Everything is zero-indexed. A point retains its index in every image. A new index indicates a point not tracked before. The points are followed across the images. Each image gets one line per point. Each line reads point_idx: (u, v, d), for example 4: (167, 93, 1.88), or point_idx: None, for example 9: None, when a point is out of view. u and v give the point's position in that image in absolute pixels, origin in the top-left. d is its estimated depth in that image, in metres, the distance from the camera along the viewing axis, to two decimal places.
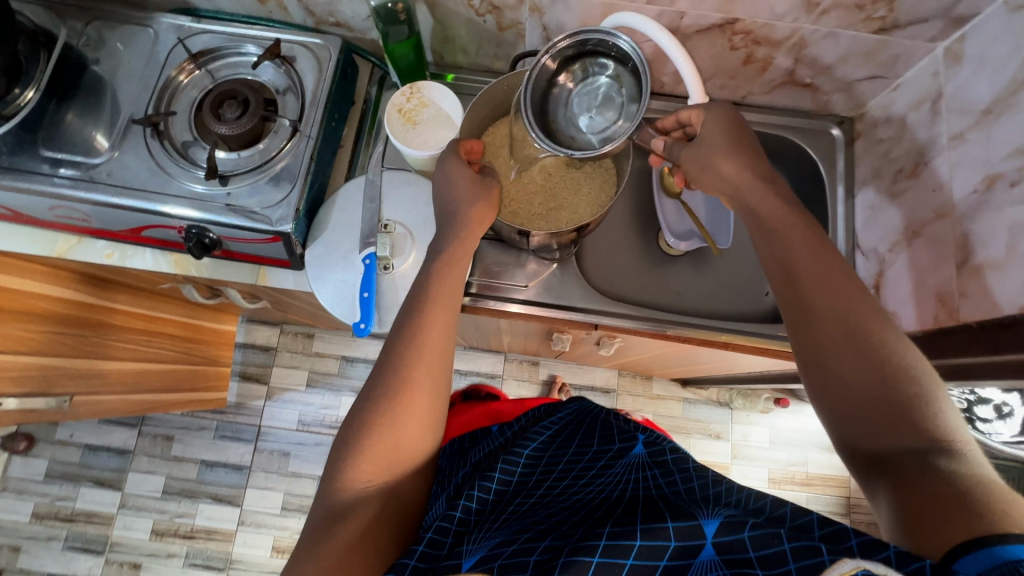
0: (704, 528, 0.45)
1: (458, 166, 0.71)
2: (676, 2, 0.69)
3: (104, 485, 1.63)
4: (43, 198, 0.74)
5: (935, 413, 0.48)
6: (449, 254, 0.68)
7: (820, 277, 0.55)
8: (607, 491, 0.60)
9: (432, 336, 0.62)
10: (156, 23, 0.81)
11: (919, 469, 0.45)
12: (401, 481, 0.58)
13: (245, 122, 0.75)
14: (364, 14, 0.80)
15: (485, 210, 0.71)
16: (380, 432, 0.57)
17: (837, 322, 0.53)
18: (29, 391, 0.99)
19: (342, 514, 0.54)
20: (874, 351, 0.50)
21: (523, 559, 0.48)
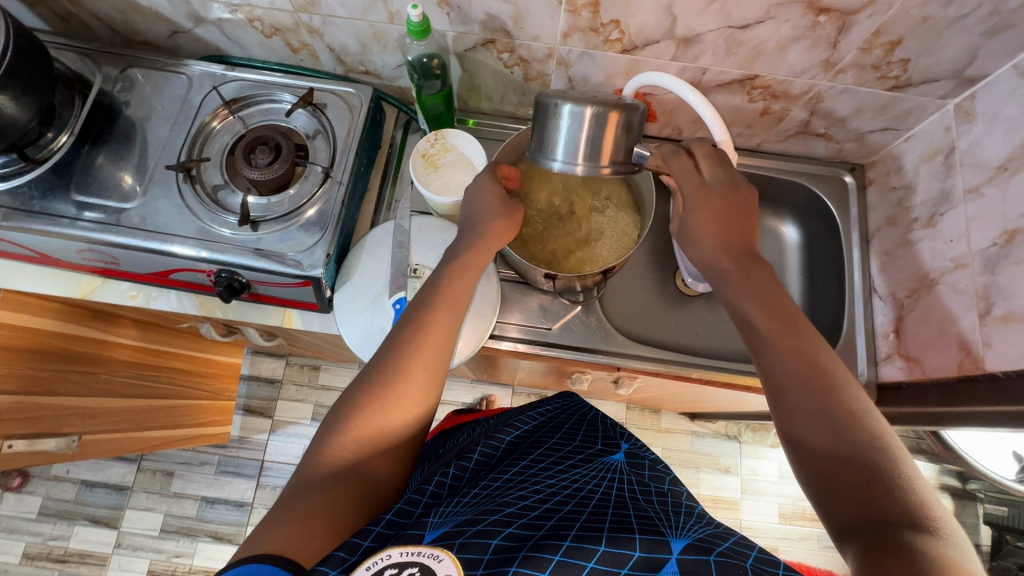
0: (671, 545, 0.49)
1: (490, 183, 0.72)
2: (699, 60, 0.72)
3: (100, 523, 1.58)
4: (71, 242, 0.74)
5: (903, 482, 0.46)
6: (462, 262, 0.69)
7: (783, 332, 0.56)
8: (579, 486, 0.62)
9: (430, 341, 0.63)
10: (189, 69, 0.83)
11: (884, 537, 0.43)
12: (378, 466, 0.58)
13: (277, 168, 0.76)
14: (394, 63, 0.82)
15: (507, 226, 0.72)
16: (366, 413, 0.58)
17: (802, 385, 0.53)
18: (39, 432, 0.97)
19: (313, 482, 0.54)
20: (838, 417, 0.50)
21: (485, 541, 0.49)
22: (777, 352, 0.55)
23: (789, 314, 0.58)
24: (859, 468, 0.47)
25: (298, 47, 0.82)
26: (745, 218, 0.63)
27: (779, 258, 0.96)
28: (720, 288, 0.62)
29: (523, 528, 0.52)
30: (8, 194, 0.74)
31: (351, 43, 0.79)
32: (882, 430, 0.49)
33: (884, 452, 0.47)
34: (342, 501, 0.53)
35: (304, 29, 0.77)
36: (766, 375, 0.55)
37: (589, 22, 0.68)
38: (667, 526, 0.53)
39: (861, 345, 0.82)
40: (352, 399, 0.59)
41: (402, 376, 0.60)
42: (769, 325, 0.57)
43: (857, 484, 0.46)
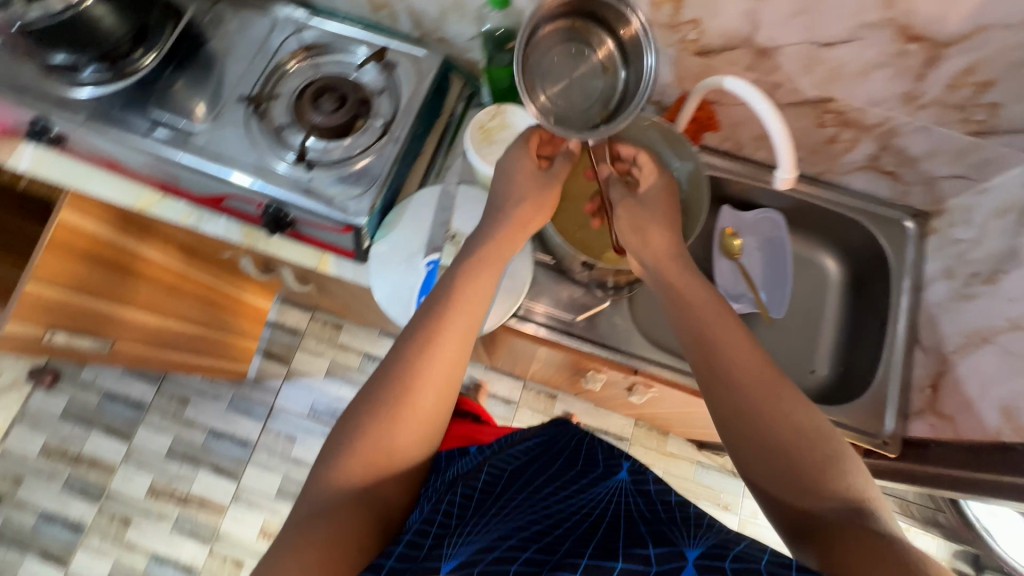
0: (685, 553, 0.44)
1: (522, 157, 0.73)
2: (775, 74, 0.70)
3: (114, 434, 1.66)
4: (141, 153, 0.78)
5: (844, 472, 0.49)
6: (479, 258, 0.69)
7: (724, 338, 0.59)
8: (597, 506, 0.57)
9: (439, 352, 0.63)
10: (277, 13, 0.87)
11: (839, 531, 0.44)
12: (388, 490, 0.59)
13: (339, 116, 0.78)
14: (469, 35, 0.84)
15: (529, 211, 0.73)
16: (369, 433, 0.59)
17: (752, 389, 0.55)
18: (78, 328, 1.03)
19: (319, 509, 0.55)
20: (780, 417, 0.53)
21: (506, 565, 0.46)
22: (725, 356, 0.58)
23: (727, 317, 0.61)
24: (806, 462, 0.50)
25: (380, 6, 0.84)
26: (672, 220, 0.70)
27: (819, 294, 0.93)
28: (672, 300, 0.65)
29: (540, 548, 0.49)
30: (93, 100, 0.79)
31: (430, 9, 0.81)
32: (822, 426, 0.53)
33: (831, 448, 0.51)
34: (356, 521, 0.55)
35: None
36: (712, 380, 0.57)
37: (668, 18, 0.68)
38: (680, 537, 0.47)
39: (893, 396, 0.78)
40: (357, 422, 0.60)
41: (409, 396, 0.60)
42: (720, 332, 0.60)
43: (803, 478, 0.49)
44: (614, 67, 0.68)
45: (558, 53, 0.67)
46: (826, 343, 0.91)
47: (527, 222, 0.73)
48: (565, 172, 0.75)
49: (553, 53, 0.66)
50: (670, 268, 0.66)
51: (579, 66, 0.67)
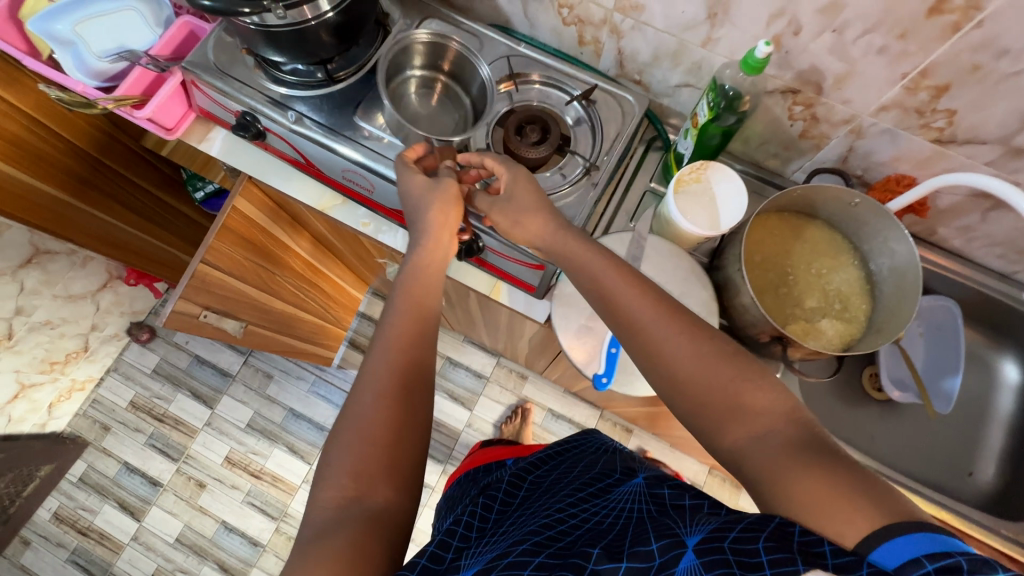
0: (686, 541, 0.43)
1: (411, 175, 0.70)
2: (1018, 173, 0.67)
3: (199, 399, 1.71)
4: (342, 160, 0.80)
5: (771, 399, 0.50)
6: (418, 259, 0.68)
7: (632, 305, 0.57)
8: (609, 517, 0.58)
9: (399, 333, 0.64)
10: (484, 32, 0.85)
11: (783, 465, 0.45)
12: (381, 497, 0.55)
13: (542, 150, 0.77)
14: (673, 81, 0.82)
15: (447, 210, 0.69)
16: (352, 447, 0.57)
17: (671, 339, 0.54)
18: (225, 310, 1.04)
19: (321, 534, 0.52)
20: (699, 365, 0.53)
21: (524, 561, 0.50)
22: (652, 316, 0.56)
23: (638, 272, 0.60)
24: (739, 405, 0.50)
25: (587, 41, 0.83)
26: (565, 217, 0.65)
27: (987, 396, 0.89)
28: (571, 270, 0.63)
29: (550, 554, 0.51)
30: (302, 101, 0.81)
31: (644, 53, 0.80)
32: (735, 353, 0.53)
33: (751, 372, 0.52)
34: (359, 546, 0.51)
35: (607, 28, 0.79)
36: (644, 348, 0.56)
37: (920, 103, 0.65)
38: (682, 526, 0.46)
39: None
40: (339, 448, 0.57)
41: (376, 408, 0.59)
42: (633, 289, 0.58)
43: (734, 414, 0.50)
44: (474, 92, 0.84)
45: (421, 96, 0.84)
46: (991, 447, 0.86)
47: (449, 222, 0.69)
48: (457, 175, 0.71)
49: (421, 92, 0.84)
50: (580, 252, 0.62)
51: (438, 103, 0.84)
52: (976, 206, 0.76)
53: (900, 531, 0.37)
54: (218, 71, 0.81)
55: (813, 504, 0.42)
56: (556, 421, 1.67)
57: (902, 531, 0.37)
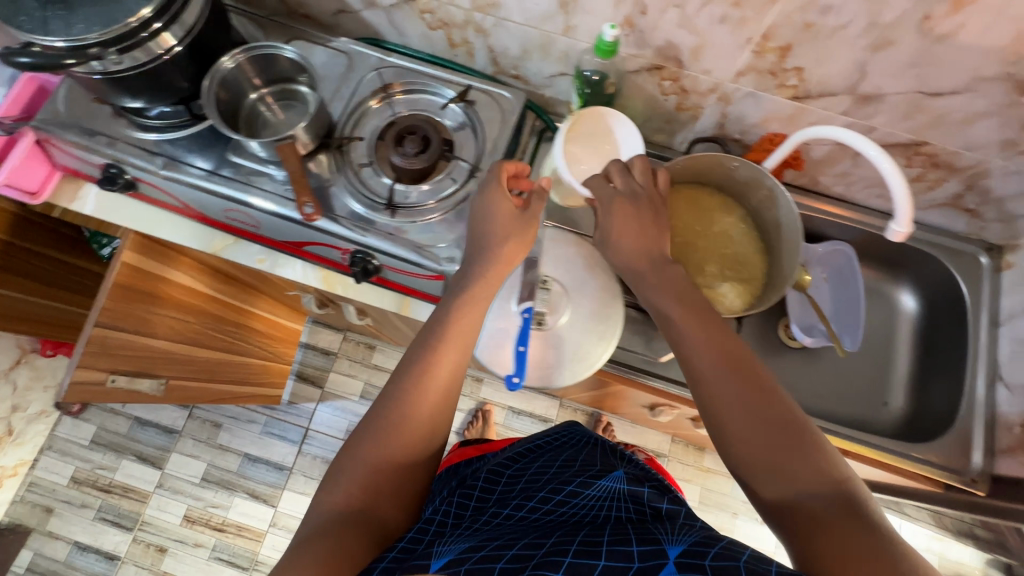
0: (666, 551, 0.48)
1: (499, 194, 0.69)
2: (871, 118, 0.70)
3: (146, 461, 1.63)
4: (221, 200, 0.76)
5: (823, 457, 0.51)
6: (469, 293, 0.68)
7: (703, 334, 0.59)
8: (583, 514, 0.61)
9: (437, 377, 0.65)
10: (351, 47, 0.83)
11: (819, 518, 0.47)
12: (385, 510, 0.60)
13: (425, 159, 0.75)
14: (548, 72, 0.83)
15: (517, 248, 0.69)
16: (378, 444, 0.62)
17: (728, 378, 0.56)
18: (137, 371, 0.99)
19: (322, 529, 0.56)
20: (756, 404, 0.54)
21: (489, 565, 0.49)
22: (701, 354, 0.58)
23: (698, 302, 0.62)
24: (787, 454, 0.51)
25: (458, 43, 0.83)
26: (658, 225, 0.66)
27: (891, 328, 0.93)
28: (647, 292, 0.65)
29: (525, 546, 0.52)
30: (168, 144, 0.77)
31: (513, 48, 0.80)
32: (788, 401, 0.54)
33: (798, 427, 0.53)
34: (356, 546, 0.55)
35: (472, 28, 0.78)
36: (696, 380, 0.57)
37: (771, 65, 0.67)
38: (663, 532, 0.51)
39: (977, 433, 0.79)
40: (360, 449, 0.61)
41: (406, 420, 0.63)
42: (688, 323, 0.60)
43: (781, 460, 0.51)
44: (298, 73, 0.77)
45: (276, 112, 0.79)
46: (900, 375, 0.91)
47: (515, 256, 0.69)
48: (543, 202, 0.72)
49: (273, 110, 0.79)
50: (656, 281, 0.64)
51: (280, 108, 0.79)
52: (845, 153, 0.79)
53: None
54: (72, 125, 0.77)
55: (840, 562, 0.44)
56: (518, 417, 1.68)
57: None
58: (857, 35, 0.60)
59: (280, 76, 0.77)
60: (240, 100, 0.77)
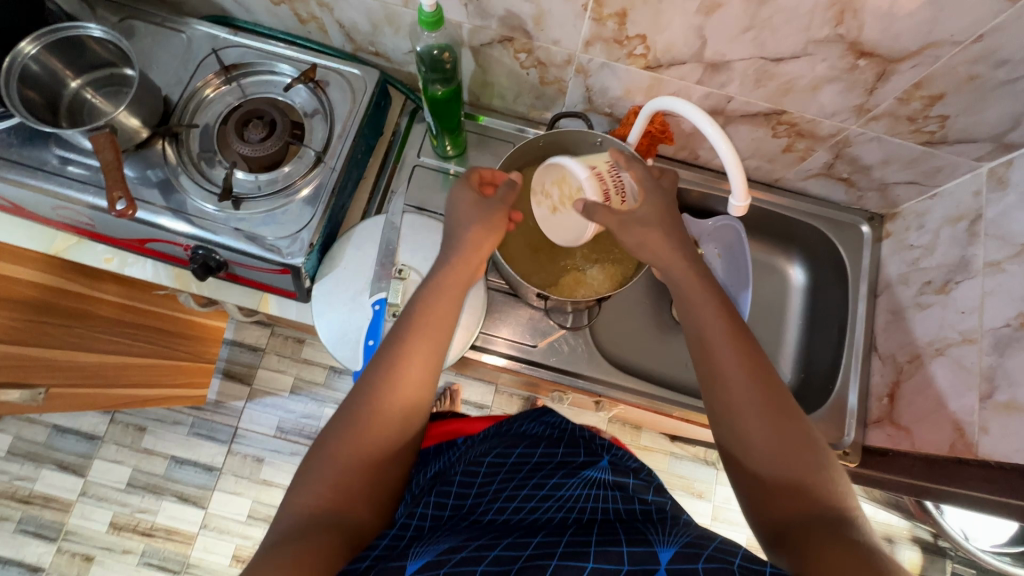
0: (659, 555, 0.42)
1: (465, 189, 0.69)
2: (725, 87, 0.67)
3: (67, 469, 1.52)
4: (47, 198, 0.71)
5: (828, 484, 0.49)
6: (435, 280, 0.65)
7: (727, 343, 0.57)
8: (570, 511, 0.51)
9: (406, 374, 0.59)
10: (190, 28, 0.78)
11: (818, 536, 0.44)
12: (360, 514, 0.53)
13: (269, 146, 0.71)
14: (405, 49, 0.78)
15: (483, 234, 0.67)
16: (346, 439, 0.55)
17: (745, 389, 0.54)
18: (3, 381, 0.91)
19: (291, 533, 0.49)
20: (774, 422, 0.52)
21: (471, 567, 0.43)
22: (732, 361, 0.55)
23: (740, 323, 0.59)
24: (793, 472, 0.49)
25: (307, 19, 0.78)
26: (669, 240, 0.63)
27: (781, 302, 0.92)
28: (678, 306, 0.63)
29: (509, 544, 0.45)
30: None
31: (362, 22, 0.74)
32: (809, 432, 0.53)
33: (817, 456, 0.50)
34: (324, 547, 0.47)
35: (314, 1, 0.73)
36: (712, 379, 0.56)
37: (613, 33, 0.64)
38: (654, 531, 0.45)
39: (852, 405, 0.79)
40: (329, 449, 0.55)
41: (376, 417, 0.57)
42: (720, 325, 0.58)
43: (789, 476, 0.49)
44: (117, 57, 0.71)
45: (102, 101, 0.74)
46: (789, 349, 0.90)
47: (485, 242, 0.67)
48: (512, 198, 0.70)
49: (97, 100, 0.73)
50: (692, 291, 0.61)
51: (104, 97, 0.73)
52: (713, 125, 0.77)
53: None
54: None
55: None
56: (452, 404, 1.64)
57: None
58: None
59: (97, 64, 0.72)
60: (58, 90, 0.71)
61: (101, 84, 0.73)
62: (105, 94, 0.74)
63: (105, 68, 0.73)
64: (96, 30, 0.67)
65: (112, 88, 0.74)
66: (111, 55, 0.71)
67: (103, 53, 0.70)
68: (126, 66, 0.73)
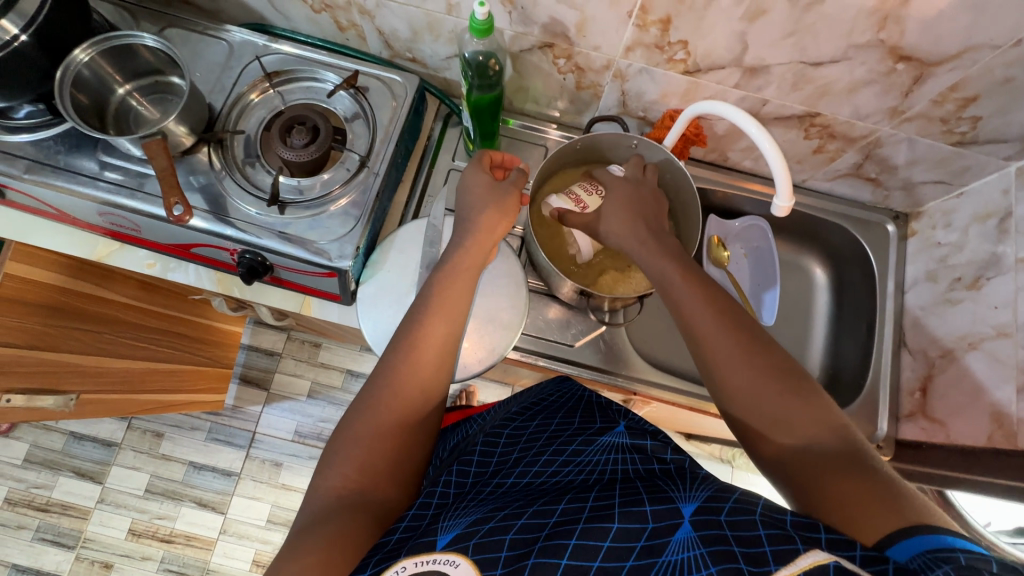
0: (681, 509, 0.41)
1: (477, 173, 0.70)
2: (762, 91, 0.69)
3: (85, 476, 1.46)
4: (91, 204, 0.71)
5: (818, 408, 0.50)
6: (452, 264, 0.65)
7: (690, 297, 0.58)
8: (588, 473, 0.52)
9: (423, 355, 0.59)
10: (231, 36, 0.79)
11: (818, 471, 0.45)
12: (384, 492, 0.53)
13: (313, 151, 0.71)
14: (443, 55, 0.79)
15: (496, 217, 0.68)
16: (367, 418, 0.55)
17: (717, 337, 0.54)
18: (37, 387, 0.91)
19: (321, 514, 0.49)
20: (751, 363, 0.53)
21: (499, 538, 0.44)
22: (699, 313, 0.56)
23: (699, 272, 0.60)
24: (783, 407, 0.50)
25: (346, 26, 0.79)
26: (650, 221, 0.66)
27: (807, 299, 0.94)
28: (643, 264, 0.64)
29: (534, 513, 0.46)
30: (32, 146, 0.71)
31: (402, 29, 0.76)
32: (786, 361, 0.53)
33: (800, 385, 0.51)
34: (356, 528, 0.49)
35: (356, 9, 0.74)
36: (688, 336, 0.57)
37: (655, 39, 0.65)
38: (675, 488, 0.45)
39: (883, 400, 0.80)
40: (350, 430, 0.55)
41: (396, 398, 0.57)
42: (685, 284, 0.59)
43: (777, 416, 0.50)
44: (165, 66, 0.73)
45: (148, 108, 0.75)
46: (816, 346, 0.92)
47: (495, 224, 0.68)
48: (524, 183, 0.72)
49: (144, 107, 0.75)
50: (652, 254, 0.62)
51: (151, 104, 0.75)
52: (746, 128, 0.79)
53: (912, 534, 0.38)
54: None
55: (844, 508, 0.42)
56: None
57: (913, 535, 0.38)
58: (729, 6, 0.58)
59: (145, 72, 0.74)
60: (106, 98, 0.73)
61: (148, 92, 0.75)
62: (152, 102, 0.75)
63: (153, 75, 0.75)
64: (149, 38, 0.69)
65: (159, 97, 0.75)
66: (159, 63, 0.72)
67: (154, 61, 0.72)
68: (172, 73, 0.74)
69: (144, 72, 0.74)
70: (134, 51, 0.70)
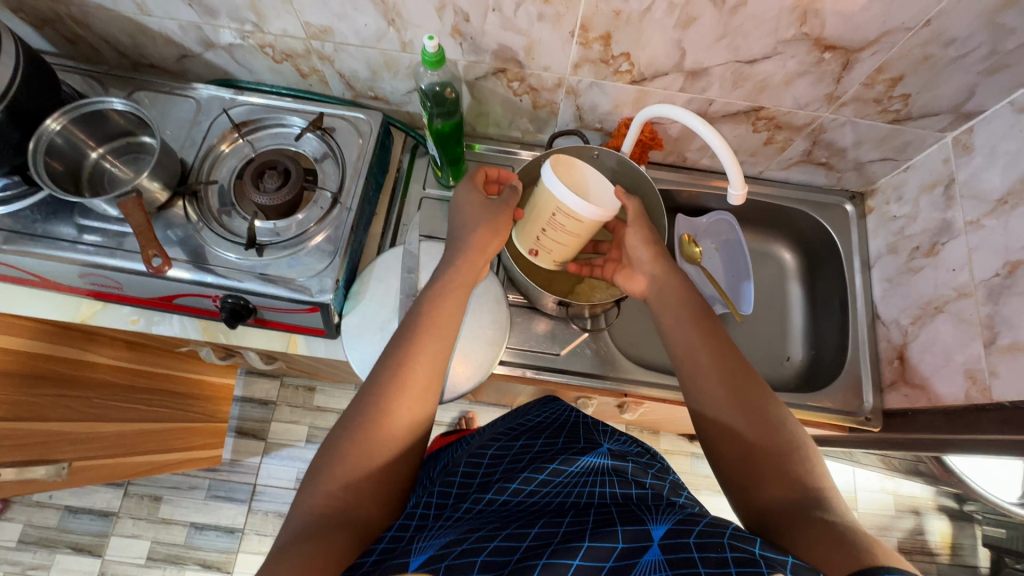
0: (652, 532, 0.43)
1: (468, 192, 0.72)
2: (706, 91, 0.73)
3: (83, 551, 1.42)
4: (71, 266, 0.72)
5: (805, 468, 0.51)
6: (441, 283, 0.67)
7: (696, 340, 0.61)
8: (572, 496, 0.52)
9: (411, 375, 0.60)
10: (198, 93, 0.82)
11: (794, 517, 0.47)
12: (366, 509, 0.54)
13: (285, 193, 0.74)
14: (403, 89, 0.83)
15: (485, 235, 0.70)
16: (352, 439, 0.56)
17: (717, 381, 0.58)
18: (27, 460, 0.88)
19: (305, 532, 0.50)
20: (747, 411, 0.55)
21: (471, 559, 0.44)
22: (704, 355, 0.60)
23: (705, 319, 0.63)
24: (771, 455, 0.52)
25: (308, 73, 0.82)
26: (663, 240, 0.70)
27: (781, 285, 0.97)
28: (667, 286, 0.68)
29: (508, 535, 0.46)
30: (8, 217, 0.72)
31: (362, 70, 0.79)
32: (783, 418, 0.55)
33: (790, 443, 0.53)
34: (337, 546, 0.50)
35: (315, 56, 0.78)
36: (690, 373, 0.60)
37: (600, 54, 0.69)
38: (648, 513, 0.46)
39: (865, 373, 0.83)
40: (337, 449, 0.56)
41: (382, 422, 0.57)
42: (690, 317, 0.63)
43: (763, 461, 0.52)
44: (133, 125, 0.76)
45: (121, 168, 0.77)
46: (796, 329, 0.94)
47: (486, 247, 0.70)
48: (515, 200, 0.72)
49: (116, 168, 0.77)
50: (666, 299, 0.66)
51: (123, 164, 0.77)
52: None
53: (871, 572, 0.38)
54: None
55: (811, 549, 0.43)
56: None
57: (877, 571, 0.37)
58: (663, 16, 0.63)
59: (115, 134, 0.76)
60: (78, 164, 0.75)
61: (121, 153, 0.77)
62: (124, 161, 0.77)
63: (123, 136, 0.77)
64: (116, 100, 0.71)
65: (130, 157, 0.78)
66: (128, 123, 0.75)
67: (122, 121, 0.75)
68: (142, 133, 0.77)
69: (114, 134, 0.76)
70: (102, 113, 0.73)
